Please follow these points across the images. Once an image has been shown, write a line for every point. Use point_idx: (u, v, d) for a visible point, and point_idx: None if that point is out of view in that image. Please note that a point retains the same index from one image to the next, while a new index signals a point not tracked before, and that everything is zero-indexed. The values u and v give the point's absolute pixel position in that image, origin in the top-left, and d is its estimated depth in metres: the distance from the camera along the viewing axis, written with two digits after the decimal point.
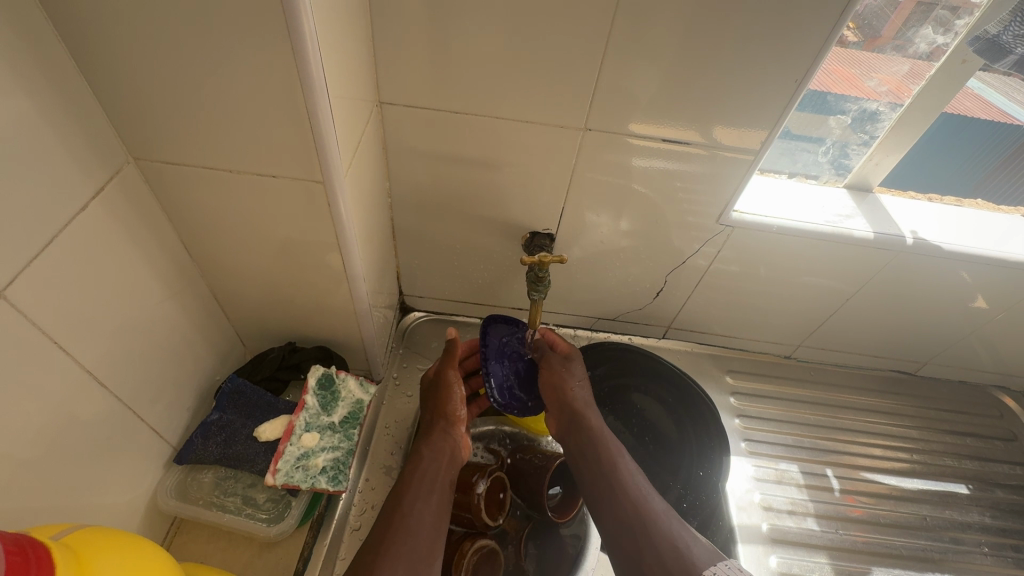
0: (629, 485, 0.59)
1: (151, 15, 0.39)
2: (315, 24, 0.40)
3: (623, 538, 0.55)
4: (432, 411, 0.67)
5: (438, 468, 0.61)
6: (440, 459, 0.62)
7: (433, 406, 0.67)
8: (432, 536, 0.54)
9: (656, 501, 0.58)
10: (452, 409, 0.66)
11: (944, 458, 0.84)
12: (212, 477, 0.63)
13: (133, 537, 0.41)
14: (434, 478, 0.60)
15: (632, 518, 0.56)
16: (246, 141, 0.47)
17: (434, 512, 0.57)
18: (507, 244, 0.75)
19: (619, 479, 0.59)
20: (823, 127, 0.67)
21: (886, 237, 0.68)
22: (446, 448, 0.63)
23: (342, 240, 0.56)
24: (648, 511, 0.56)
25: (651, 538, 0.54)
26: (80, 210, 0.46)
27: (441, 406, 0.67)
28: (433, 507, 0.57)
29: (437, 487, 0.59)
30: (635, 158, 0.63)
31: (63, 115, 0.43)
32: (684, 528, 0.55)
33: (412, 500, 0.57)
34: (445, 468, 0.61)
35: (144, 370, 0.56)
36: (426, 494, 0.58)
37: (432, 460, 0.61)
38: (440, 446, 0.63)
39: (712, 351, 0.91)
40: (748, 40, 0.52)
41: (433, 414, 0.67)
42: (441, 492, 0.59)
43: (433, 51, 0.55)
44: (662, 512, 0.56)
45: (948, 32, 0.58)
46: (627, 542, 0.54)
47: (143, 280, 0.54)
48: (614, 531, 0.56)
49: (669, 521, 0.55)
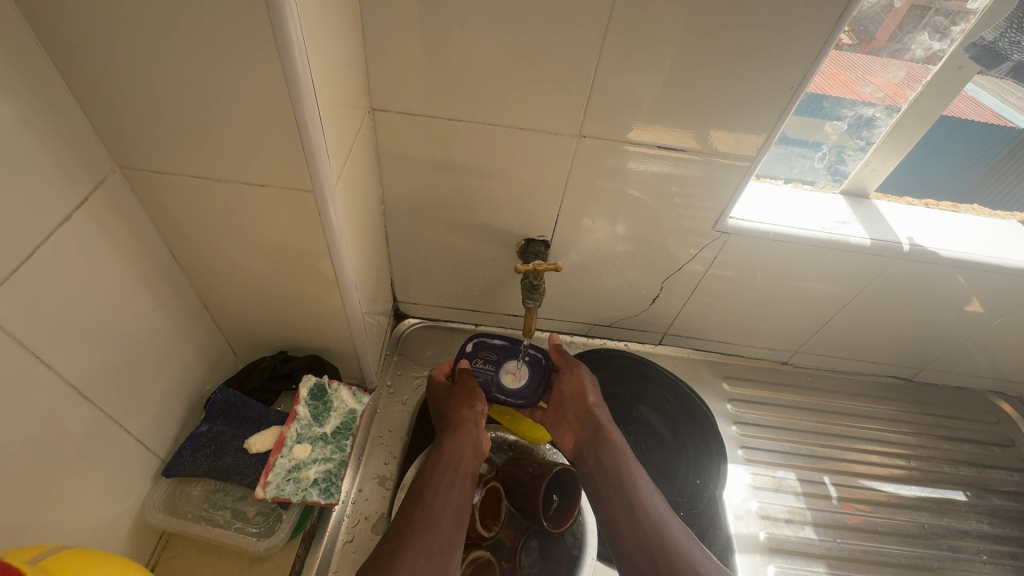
0: (644, 497, 0.62)
1: (133, 21, 0.38)
2: (303, 30, 0.40)
3: (637, 546, 0.58)
4: (456, 405, 0.67)
5: (459, 461, 0.62)
6: (461, 453, 0.62)
7: (459, 401, 0.68)
8: (452, 528, 0.56)
9: (674, 523, 0.60)
10: (478, 406, 0.67)
11: (942, 465, 0.83)
12: (201, 490, 0.62)
13: (108, 555, 0.41)
14: (455, 471, 0.61)
15: (653, 538, 0.58)
16: (232, 148, 0.47)
17: (453, 504, 0.58)
18: (501, 250, 0.74)
19: (643, 500, 0.61)
20: (819, 133, 0.67)
21: (882, 244, 0.68)
22: (467, 442, 0.64)
23: (333, 249, 0.55)
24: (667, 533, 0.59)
25: (671, 563, 0.56)
26: (63, 221, 0.45)
27: (468, 403, 0.67)
28: (452, 500, 0.58)
29: (458, 480, 0.60)
30: (630, 163, 0.63)
31: (45, 123, 0.42)
32: (701, 552, 0.58)
33: (433, 492, 0.58)
34: (466, 461, 0.62)
35: (131, 382, 0.55)
36: (447, 487, 0.59)
37: (452, 454, 0.62)
38: (462, 440, 0.64)
39: (708, 357, 0.90)
40: (744, 44, 0.52)
41: (455, 408, 0.67)
42: (462, 484, 0.60)
43: (424, 56, 0.55)
44: (679, 535, 0.59)
45: (944, 38, 0.58)
46: (641, 553, 0.58)
47: (128, 289, 0.53)
48: (624, 540, 0.59)
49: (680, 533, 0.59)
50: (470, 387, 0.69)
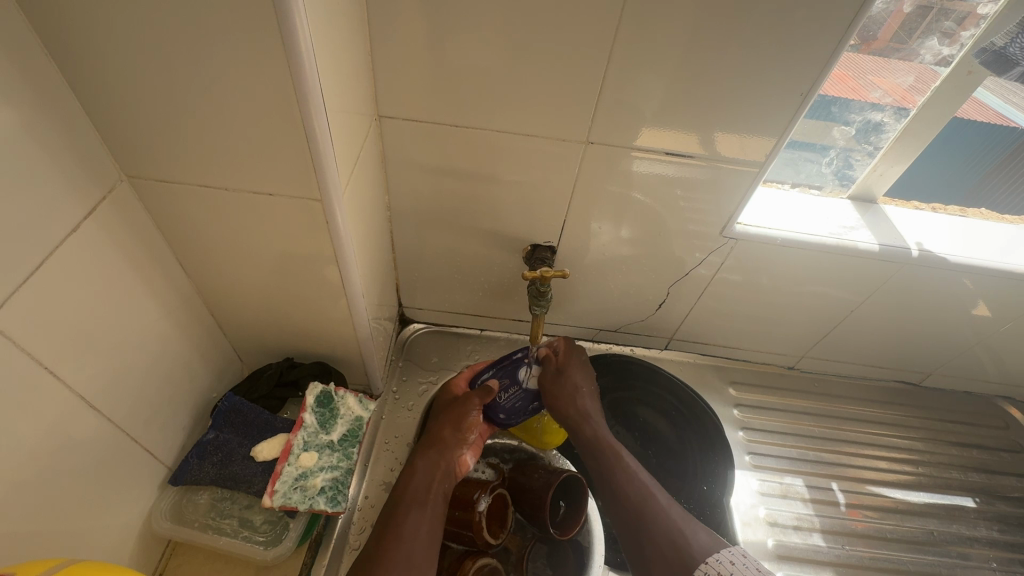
0: (632, 483, 0.60)
1: (142, 31, 0.38)
2: (312, 39, 0.39)
3: (631, 537, 0.57)
4: (439, 425, 0.66)
5: (433, 480, 0.61)
6: (433, 473, 0.61)
7: (443, 422, 0.66)
8: (424, 545, 0.54)
9: (663, 498, 0.59)
10: (461, 429, 0.65)
11: (950, 471, 0.83)
12: (208, 498, 0.62)
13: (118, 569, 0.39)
14: (426, 489, 0.59)
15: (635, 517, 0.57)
16: (241, 159, 0.47)
17: (427, 522, 0.56)
18: (507, 256, 0.74)
19: (627, 478, 0.60)
20: (827, 137, 0.67)
21: (891, 249, 0.68)
22: (443, 462, 0.62)
23: (340, 257, 0.55)
24: (654, 508, 0.57)
25: (653, 535, 0.55)
26: (71, 232, 0.45)
27: (452, 425, 0.65)
28: (426, 519, 0.56)
29: (430, 499, 0.59)
30: (636, 165, 0.62)
31: (54, 134, 0.42)
32: (688, 521, 0.56)
33: (405, 510, 0.57)
34: (439, 481, 0.61)
35: (138, 391, 0.55)
36: (420, 504, 0.58)
37: (425, 474, 0.61)
38: (439, 460, 0.63)
39: (714, 362, 0.90)
40: (754, 49, 0.51)
41: (438, 429, 0.66)
42: (434, 503, 0.58)
43: (431, 64, 0.55)
44: (667, 509, 0.57)
45: (954, 43, 0.58)
46: (636, 544, 0.56)
47: (137, 298, 0.53)
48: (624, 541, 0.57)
49: (671, 517, 0.56)
50: (457, 409, 0.67)
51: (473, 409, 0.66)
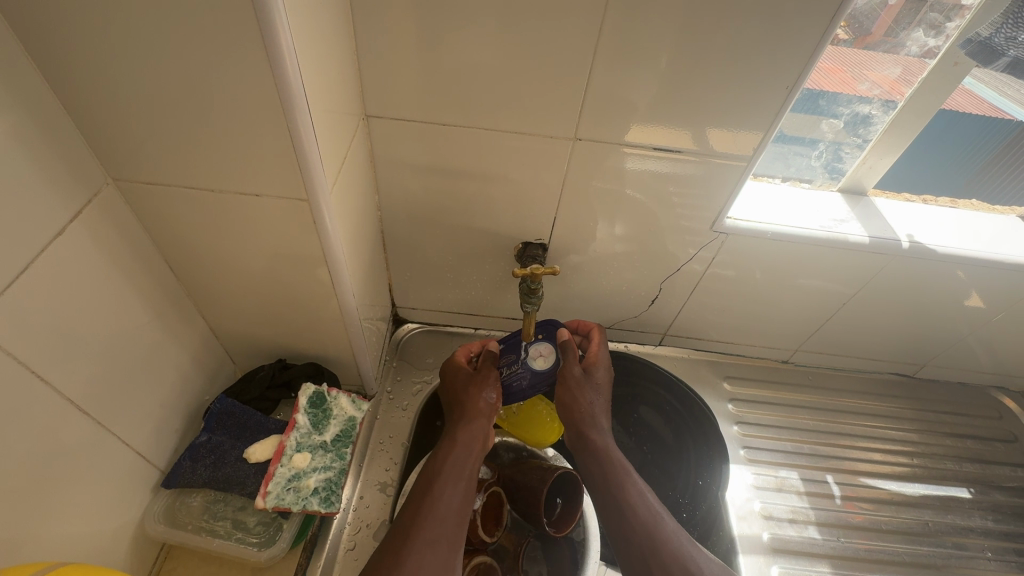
0: (642, 498, 0.58)
1: (122, 33, 0.38)
2: (293, 39, 0.39)
3: (633, 551, 0.54)
4: (471, 396, 0.66)
5: (469, 453, 0.61)
6: (472, 444, 0.61)
7: (472, 391, 0.67)
8: (457, 522, 0.54)
9: (670, 521, 0.56)
10: (491, 399, 0.66)
11: (944, 462, 0.83)
12: (201, 501, 0.62)
13: None
14: (461, 464, 0.59)
15: (643, 535, 0.54)
16: (227, 160, 0.47)
17: (460, 498, 0.56)
18: (498, 253, 0.74)
19: (632, 494, 0.58)
20: (816, 130, 0.67)
21: (880, 242, 0.68)
22: (479, 433, 0.63)
23: (329, 256, 0.55)
24: (662, 531, 0.55)
25: (660, 558, 0.52)
26: (57, 236, 0.44)
27: (484, 394, 0.66)
28: (461, 493, 0.56)
29: (466, 472, 0.59)
30: (626, 163, 0.62)
31: (37, 138, 0.42)
32: (696, 549, 0.54)
33: (442, 484, 0.56)
34: (475, 452, 0.61)
35: (129, 394, 0.55)
36: (455, 479, 0.57)
37: (462, 446, 0.61)
38: (475, 430, 0.63)
39: (708, 357, 0.90)
40: (738, 45, 0.52)
41: (471, 399, 0.66)
42: (469, 476, 0.58)
43: (416, 62, 0.55)
44: (676, 533, 0.55)
45: (939, 35, 0.57)
46: (637, 559, 0.53)
47: (125, 301, 0.53)
48: (621, 548, 0.55)
49: (682, 542, 0.54)
50: (483, 378, 0.68)
51: (497, 380, 0.68)
